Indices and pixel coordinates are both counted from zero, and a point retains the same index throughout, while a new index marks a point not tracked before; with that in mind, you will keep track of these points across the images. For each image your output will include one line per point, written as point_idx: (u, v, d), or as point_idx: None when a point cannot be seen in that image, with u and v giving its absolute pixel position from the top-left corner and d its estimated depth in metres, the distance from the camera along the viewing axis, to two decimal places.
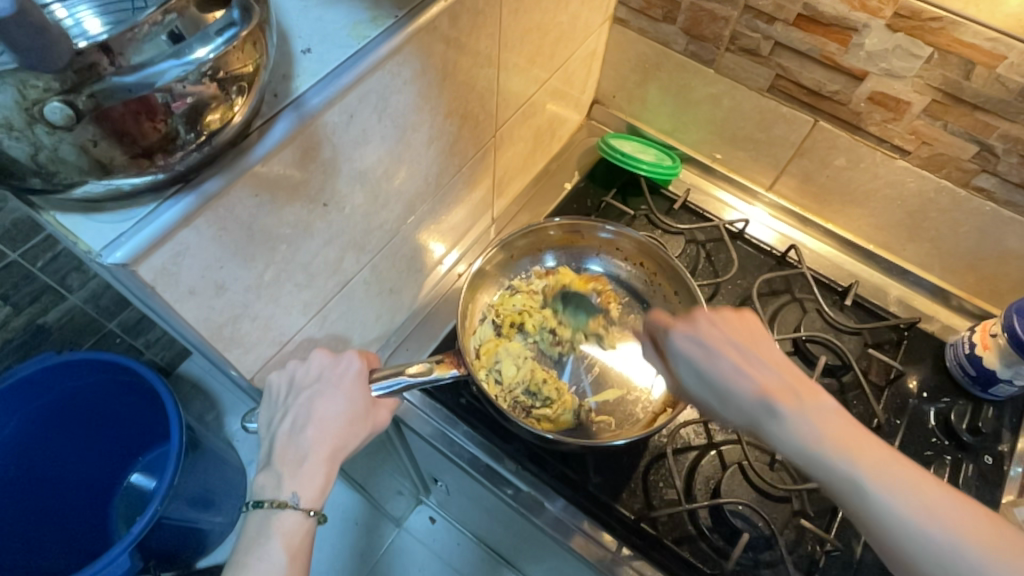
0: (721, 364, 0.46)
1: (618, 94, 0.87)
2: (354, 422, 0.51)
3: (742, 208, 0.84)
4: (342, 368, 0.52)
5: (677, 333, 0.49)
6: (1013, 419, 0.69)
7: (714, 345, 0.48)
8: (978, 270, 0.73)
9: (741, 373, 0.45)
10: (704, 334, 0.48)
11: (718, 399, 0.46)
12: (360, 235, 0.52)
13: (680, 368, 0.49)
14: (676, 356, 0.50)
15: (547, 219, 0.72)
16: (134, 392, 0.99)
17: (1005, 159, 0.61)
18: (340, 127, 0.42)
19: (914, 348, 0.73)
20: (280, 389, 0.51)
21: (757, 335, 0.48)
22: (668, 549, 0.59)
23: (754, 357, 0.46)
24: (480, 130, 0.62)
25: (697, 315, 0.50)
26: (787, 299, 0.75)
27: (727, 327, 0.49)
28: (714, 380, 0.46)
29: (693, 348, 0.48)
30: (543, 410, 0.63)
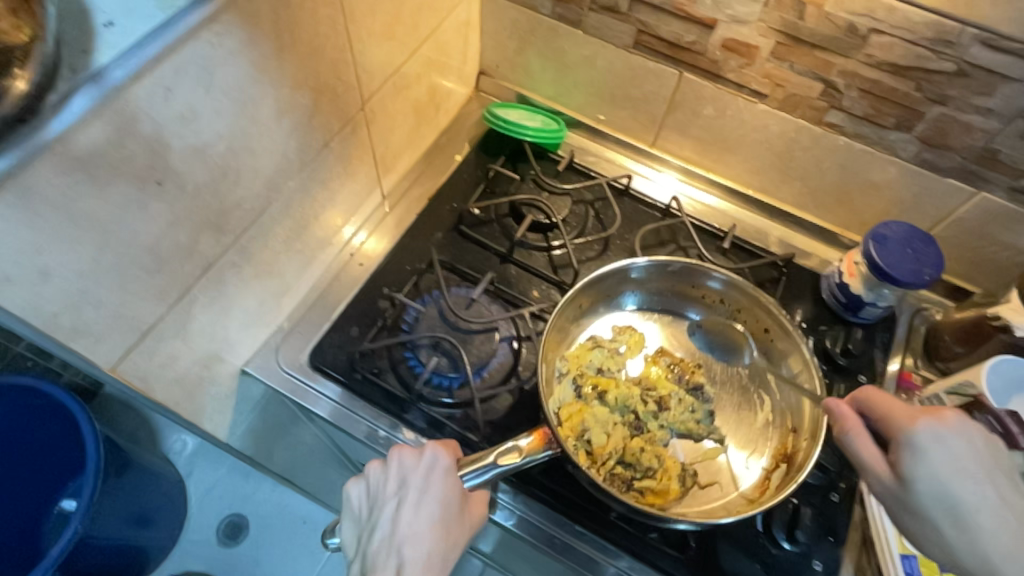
0: (974, 493, 0.44)
1: (501, 64, 0.88)
2: (449, 528, 0.51)
3: (651, 175, 0.86)
4: (427, 465, 0.53)
5: (927, 431, 0.46)
6: (883, 339, 0.74)
7: (971, 468, 0.44)
8: (843, 204, 0.77)
9: (1001, 511, 0.43)
10: (961, 447, 0.45)
11: (960, 526, 0.43)
12: (215, 215, 0.52)
13: (911, 465, 0.46)
14: (915, 451, 0.46)
15: (630, 261, 0.72)
16: (53, 416, 0.97)
17: (847, 94, 0.65)
18: (157, 101, 0.41)
19: (793, 285, 0.77)
20: (363, 498, 0.53)
21: (1005, 472, 0.45)
22: (564, 496, 0.63)
23: (1003, 498, 0.44)
24: (342, 103, 0.62)
25: (951, 416, 0.47)
26: (673, 249, 0.78)
27: (982, 452, 0.45)
28: (963, 510, 0.43)
29: (947, 454, 0.45)
30: (646, 481, 0.62)
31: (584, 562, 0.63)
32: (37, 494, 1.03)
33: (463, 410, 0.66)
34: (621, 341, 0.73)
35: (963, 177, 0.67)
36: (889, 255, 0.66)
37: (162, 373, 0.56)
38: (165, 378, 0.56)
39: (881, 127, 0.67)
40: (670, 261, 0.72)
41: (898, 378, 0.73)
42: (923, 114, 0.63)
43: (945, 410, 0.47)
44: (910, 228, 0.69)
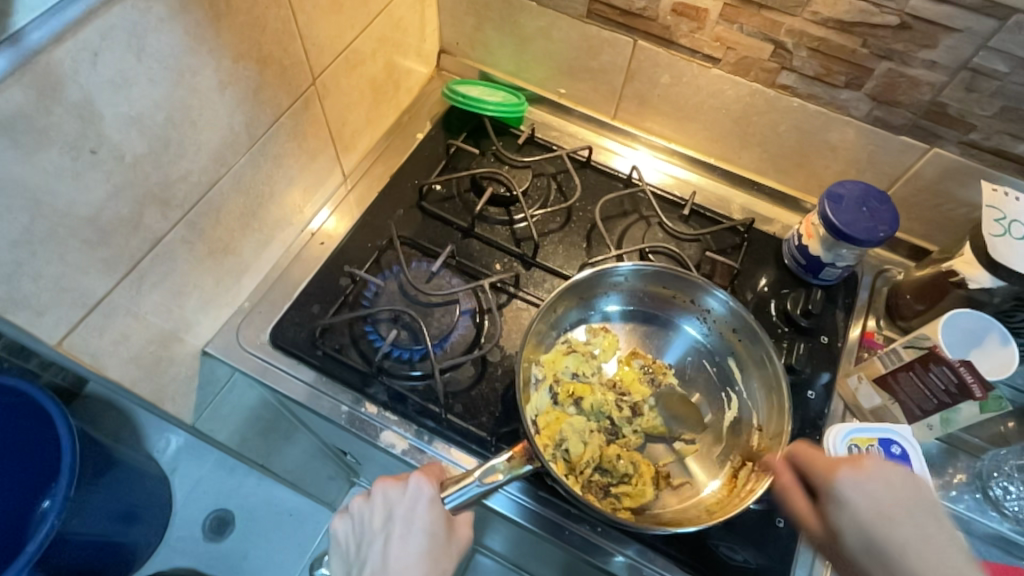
0: (898, 539, 0.42)
1: (461, 41, 0.88)
2: (435, 558, 0.49)
3: (625, 153, 0.86)
4: (410, 497, 0.51)
5: (844, 476, 0.45)
6: (845, 300, 0.75)
7: (892, 513, 0.43)
8: (802, 167, 0.78)
9: (929, 555, 0.40)
10: (881, 491, 0.44)
11: (891, 574, 0.41)
12: (159, 187, 0.51)
13: (836, 516, 0.45)
14: (838, 502, 0.45)
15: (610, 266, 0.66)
16: (29, 417, 0.98)
17: (797, 54, 0.65)
18: (85, 67, 0.41)
19: (755, 250, 0.78)
20: (355, 534, 0.53)
21: (936, 515, 0.43)
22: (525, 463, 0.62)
23: (932, 543, 0.41)
24: (290, 77, 0.62)
25: (868, 460, 0.46)
26: (635, 219, 0.78)
27: (905, 494, 0.44)
28: (889, 556, 0.41)
29: (865, 498, 0.44)
30: (622, 486, 0.59)
31: (553, 530, 0.61)
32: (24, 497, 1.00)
33: (426, 381, 0.66)
34: (596, 343, 0.69)
35: (915, 133, 0.67)
36: (844, 214, 0.67)
37: (115, 352, 0.55)
38: (119, 356, 0.56)
39: (833, 87, 0.67)
40: (656, 268, 0.67)
41: (861, 338, 0.74)
42: (871, 70, 0.63)
43: (865, 458, 0.46)
44: (865, 187, 0.69)
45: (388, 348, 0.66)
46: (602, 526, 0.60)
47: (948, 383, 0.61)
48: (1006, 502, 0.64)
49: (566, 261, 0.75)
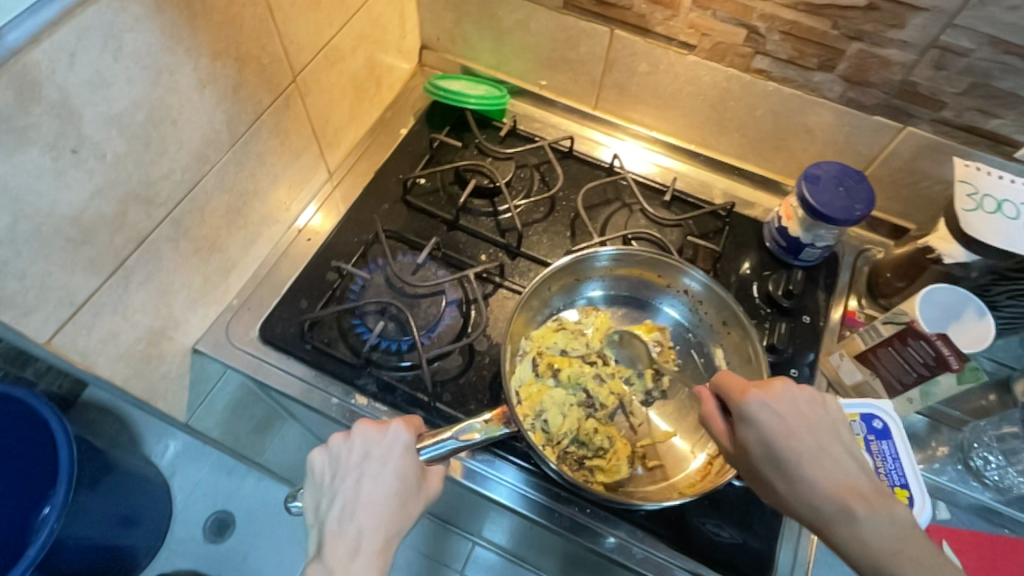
0: (795, 449, 0.47)
1: (441, 36, 0.88)
2: (407, 500, 0.50)
3: (610, 143, 0.87)
4: (389, 442, 0.51)
5: (756, 398, 0.49)
6: (826, 279, 0.76)
7: (792, 426, 0.48)
8: (780, 151, 0.79)
9: (817, 464, 0.47)
10: (785, 409, 0.49)
11: (790, 483, 0.47)
12: (141, 185, 0.52)
13: (748, 432, 0.49)
14: (749, 422, 0.49)
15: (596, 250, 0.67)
16: (26, 423, 0.98)
17: (770, 38, 0.66)
18: (62, 67, 0.42)
19: (736, 233, 0.79)
20: (325, 466, 0.51)
21: (830, 427, 0.49)
22: (509, 446, 0.63)
23: (820, 450, 0.47)
24: (270, 75, 0.62)
25: (777, 384, 0.50)
26: (618, 206, 0.79)
27: (805, 413, 0.49)
28: (787, 464, 0.47)
29: (770, 417, 0.48)
30: (596, 460, 0.60)
31: (542, 513, 0.61)
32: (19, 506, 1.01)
33: (414, 371, 0.66)
34: (586, 324, 0.70)
35: (888, 113, 0.68)
36: (821, 194, 0.68)
37: (104, 350, 0.56)
38: (108, 354, 0.57)
39: (806, 69, 0.68)
40: (640, 252, 0.67)
41: (843, 316, 0.75)
42: (843, 52, 0.64)
43: (772, 382, 0.50)
44: (841, 167, 0.70)
45: (376, 340, 0.66)
46: (591, 507, 0.61)
47: (926, 356, 0.62)
48: (987, 471, 0.65)
49: (551, 250, 0.76)
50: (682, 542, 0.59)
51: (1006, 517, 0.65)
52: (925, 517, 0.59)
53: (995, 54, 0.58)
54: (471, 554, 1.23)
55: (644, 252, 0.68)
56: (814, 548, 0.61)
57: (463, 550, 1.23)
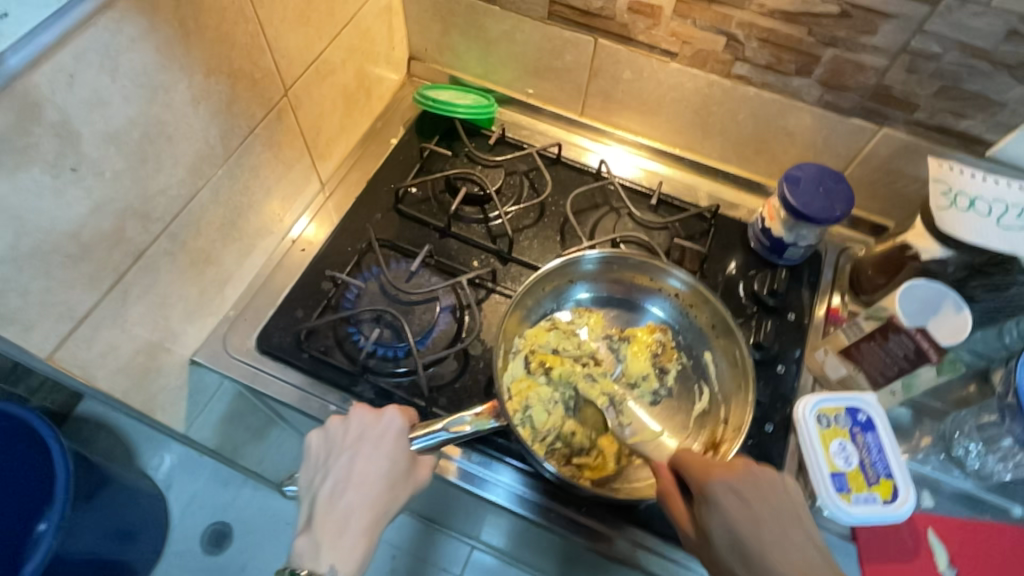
0: (760, 539, 0.47)
1: (429, 47, 0.90)
2: (396, 484, 0.53)
3: (597, 149, 0.88)
4: (383, 427, 0.55)
5: (719, 481, 0.50)
6: (810, 277, 0.78)
7: (754, 513, 0.49)
8: (762, 153, 0.81)
9: (783, 555, 0.47)
10: (745, 493, 0.50)
11: (752, 570, 0.47)
12: (139, 201, 0.53)
13: (711, 519, 0.49)
14: (712, 505, 0.50)
15: (580, 253, 0.69)
16: (24, 439, 0.99)
17: (748, 45, 0.68)
18: (61, 88, 0.43)
19: (722, 234, 0.81)
20: (321, 447, 0.55)
21: (790, 512, 0.50)
22: (504, 447, 0.64)
23: (784, 536, 0.48)
24: (262, 89, 0.64)
25: (740, 467, 0.51)
26: (606, 210, 0.81)
27: (766, 496, 0.50)
28: (752, 553, 0.47)
29: (731, 502, 0.49)
30: (583, 458, 0.61)
31: (538, 513, 0.63)
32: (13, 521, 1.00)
33: (410, 377, 0.67)
34: (579, 324, 0.71)
35: (865, 115, 0.70)
36: (802, 195, 0.70)
37: (103, 363, 0.57)
38: (107, 368, 0.58)
39: (784, 74, 0.70)
40: (623, 254, 0.69)
41: (826, 312, 0.77)
42: (819, 57, 0.66)
43: (738, 463, 0.51)
44: (821, 168, 0.72)
45: (372, 347, 0.68)
46: (588, 505, 0.62)
47: (907, 350, 0.64)
48: (969, 460, 0.68)
49: (541, 254, 0.77)
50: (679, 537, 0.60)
51: (987, 504, 0.67)
52: (909, 505, 0.61)
53: (963, 57, 0.60)
54: (470, 557, 1.23)
55: (632, 254, 0.69)
56: None
57: (462, 553, 1.23)
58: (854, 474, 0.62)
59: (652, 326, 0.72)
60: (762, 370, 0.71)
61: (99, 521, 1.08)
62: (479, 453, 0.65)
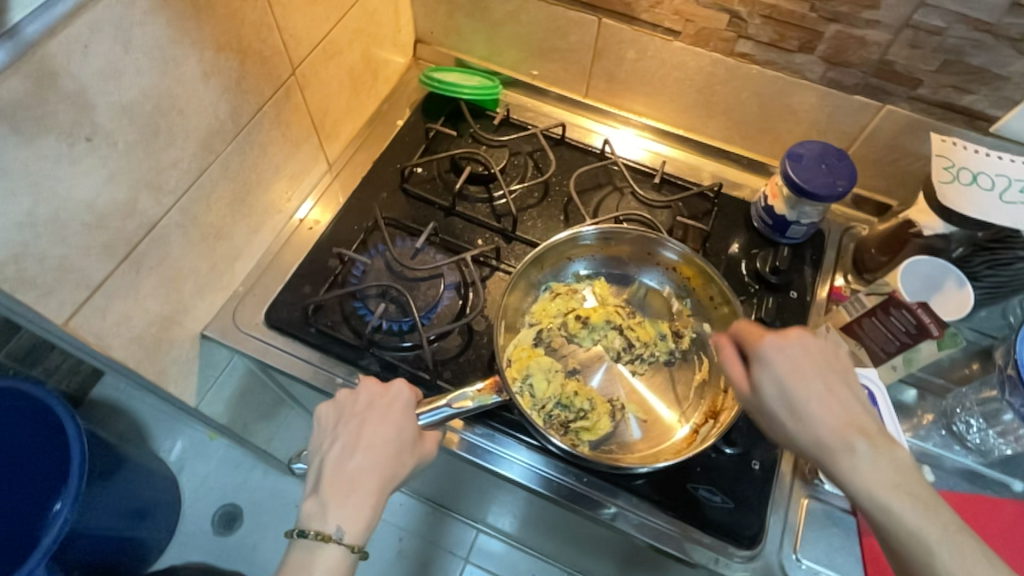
0: (805, 387, 0.47)
1: (435, 30, 0.91)
2: (403, 451, 0.54)
3: (598, 129, 0.89)
4: (392, 397, 0.56)
5: (771, 342, 0.49)
6: (813, 256, 0.78)
7: (804, 369, 0.48)
8: (767, 133, 0.81)
9: (829, 405, 0.47)
10: (794, 354, 0.49)
11: (796, 422, 0.47)
12: (151, 173, 0.55)
13: (760, 376, 0.49)
14: (763, 363, 0.49)
15: (576, 230, 0.69)
16: (36, 419, 0.98)
17: (751, 22, 0.69)
18: (77, 58, 0.44)
19: (724, 214, 0.81)
20: (330, 415, 0.56)
21: (837, 370, 0.49)
22: (504, 417, 0.66)
23: (829, 389, 0.47)
24: (271, 67, 0.65)
25: (792, 333, 0.50)
26: (609, 189, 0.82)
27: (819, 356, 0.49)
28: (796, 404, 0.47)
29: (782, 361, 0.49)
30: (580, 421, 0.62)
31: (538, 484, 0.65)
32: (33, 501, 1.01)
33: (415, 350, 0.69)
34: (578, 297, 0.71)
35: (868, 92, 0.70)
36: (804, 172, 0.70)
37: (118, 332, 0.58)
38: (121, 337, 0.59)
39: (788, 52, 0.70)
40: (618, 229, 0.69)
41: (829, 291, 0.77)
42: (821, 33, 0.67)
43: (789, 330, 0.50)
44: (824, 146, 0.72)
45: (378, 321, 0.69)
46: (588, 475, 0.64)
47: (908, 325, 0.64)
48: (969, 435, 0.68)
49: (545, 233, 0.78)
50: (677, 507, 0.62)
51: (989, 479, 0.67)
52: None
53: (968, 31, 0.60)
54: (476, 541, 1.20)
55: (627, 229, 0.69)
56: (803, 513, 0.64)
57: (468, 538, 1.21)
58: None
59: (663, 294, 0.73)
60: None
61: (113, 501, 1.09)
62: (479, 424, 0.66)
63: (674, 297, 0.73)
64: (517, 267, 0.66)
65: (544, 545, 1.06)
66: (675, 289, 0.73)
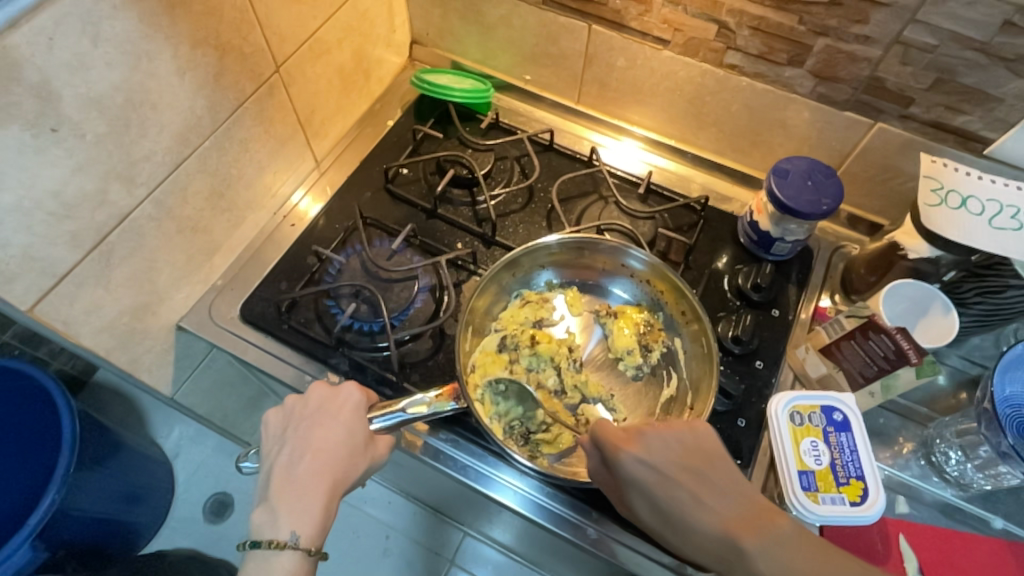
0: (678, 496, 0.51)
1: (430, 31, 0.91)
2: (354, 454, 0.55)
3: (588, 137, 0.88)
4: (342, 400, 0.57)
5: (629, 456, 0.52)
6: (799, 274, 0.76)
7: (668, 472, 0.51)
8: (757, 146, 0.80)
9: (702, 508, 0.50)
10: (658, 459, 0.52)
11: (680, 532, 0.50)
12: (122, 165, 0.56)
13: (633, 492, 0.52)
14: (629, 477, 0.52)
15: (540, 241, 0.69)
16: (36, 398, 0.99)
17: (740, 33, 0.67)
18: (41, 51, 0.45)
19: (710, 226, 0.80)
20: (279, 422, 0.57)
21: (702, 459, 0.53)
22: (467, 424, 0.65)
23: (700, 486, 0.51)
24: (251, 63, 0.65)
25: (646, 434, 0.53)
26: (594, 198, 0.81)
27: (676, 451, 0.53)
28: (674, 512, 0.50)
29: (647, 471, 0.52)
30: (540, 434, 0.62)
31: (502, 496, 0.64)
32: (34, 479, 1.02)
33: (385, 352, 0.69)
34: (546, 309, 0.71)
35: (859, 109, 0.69)
36: (788, 188, 0.68)
37: (88, 320, 0.59)
38: (91, 325, 0.60)
39: (777, 65, 0.69)
40: (585, 238, 0.69)
41: (813, 311, 0.75)
42: (810, 47, 0.65)
43: (642, 432, 0.53)
44: (811, 162, 0.71)
45: (348, 320, 0.69)
46: (551, 488, 0.64)
47: (886, 350, 0.62)
48: (948, 467, 0.65)
49: (526, 239, 0.77)
50: (639, 523, 0.61)
51: (968, 514, 0.64)
52: (876, 509, 0.58)
53: (960, 49, 0.58)
54: (462, 543, 1.18)
55: (597, 240, 0.69)
56: None
57: (454, 540, 1.18)
58: (823, 473, 0.60)
59: (634, 306, 0.72)
60: (740, 365, 0.70)
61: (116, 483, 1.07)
62: (441, 427, 0.65)
63: (646, 309, 0.72)
64: (484, 274, 0.66)
65: (527, 551, 1.03)
66: (649, 302, 0.73)
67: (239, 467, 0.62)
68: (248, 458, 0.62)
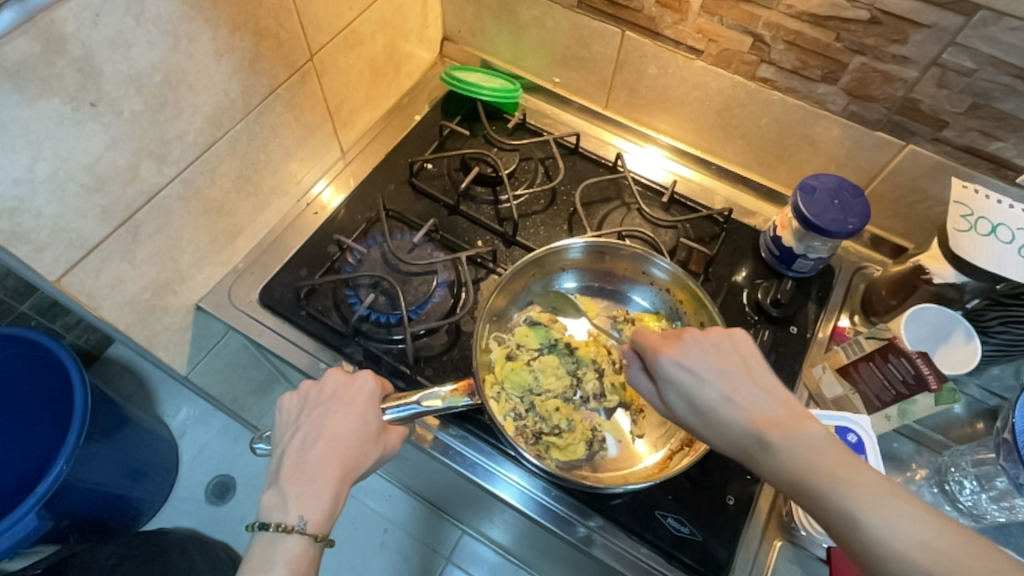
0: (709, 392, 0.46)
1: (462, 29, 0.91)
2: (365, 442, 0.55)
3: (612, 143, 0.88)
4: (357, 388, 0.57)
5: (667, 358, 0.49)
6: (819, 293, 0.76)
7: (704, 373, 0.47)
8: (785, 161, 0.79)
9: (733, 404, 0.45)
10: (694, 361, 0.48)
11: (709, 428, 0.46)
12: (155, 143, 0.56)
13: (670, 393, 0.49)
14: (666, 381, 0.49)
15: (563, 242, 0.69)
16: (50, 369, 1.00)
17: (774, 47, 0.67)
18: (86, 26, 0.46)
19: (732, 239, 0.80)
20: (294, 406, 0.57)
21: (754, 368, 0.48)
22: (478, 422, 0.65)
23: (743, 385, 0.46)
24: (286, 50, 0.66)
25: (686, 339, 0.50)
26: (616, 204, 0.81)
27: (721, 355, 0.48)
28: (705, 408, 0.46)
29: (683, 372, 0.48)
30: (552, 437, 0.63)
31: (506, 494, 0.64)
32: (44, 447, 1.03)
33: (400, 344, 0.69)
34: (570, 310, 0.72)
35: (891, 129, 0.68)
36: (815, 206, 0.68)
37: (110, 294, 0.60)
38: (113, 299, 0.61)
39: (809, 80, 0.68)
40: (604, 242, 0.69)
41: (831, 330, 0.74)
42: (846, 64, 0.65)
43: (685, 336, 0.50)
44: (839, 180, 0.70)
45: (366, 311, 0.69)
46: (556, 490, 0.63)
47: (906, 374, 0.61)
48: (961, 496, 0.64)
49: (546, 240, 0.78)
50: (643, 534, 0.60)
51: None
52: None
53: (998, 75, 0.57)
54: (459, 542, 1.17)
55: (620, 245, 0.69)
56: (773, 556, 0.60)
57: (451, 537, 1.18)
58: None
59: (652, 314, 0.72)
60: None
61: (121, 457, 1.08)
62: (451, 423, 0.66)
63: (664, 318, 0.72)
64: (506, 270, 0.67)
65: (525, 553, 1.02)
66: (666, 311, 0.73)
67: (251, 449, 0.62)
68: (261, 440, 0.62)
